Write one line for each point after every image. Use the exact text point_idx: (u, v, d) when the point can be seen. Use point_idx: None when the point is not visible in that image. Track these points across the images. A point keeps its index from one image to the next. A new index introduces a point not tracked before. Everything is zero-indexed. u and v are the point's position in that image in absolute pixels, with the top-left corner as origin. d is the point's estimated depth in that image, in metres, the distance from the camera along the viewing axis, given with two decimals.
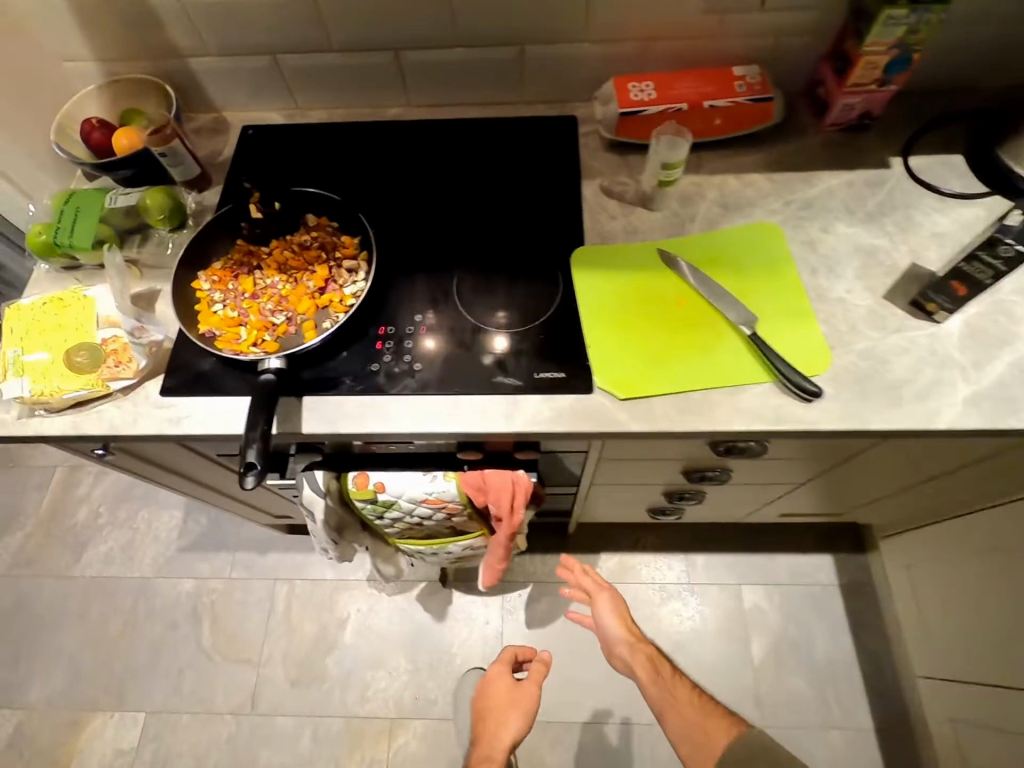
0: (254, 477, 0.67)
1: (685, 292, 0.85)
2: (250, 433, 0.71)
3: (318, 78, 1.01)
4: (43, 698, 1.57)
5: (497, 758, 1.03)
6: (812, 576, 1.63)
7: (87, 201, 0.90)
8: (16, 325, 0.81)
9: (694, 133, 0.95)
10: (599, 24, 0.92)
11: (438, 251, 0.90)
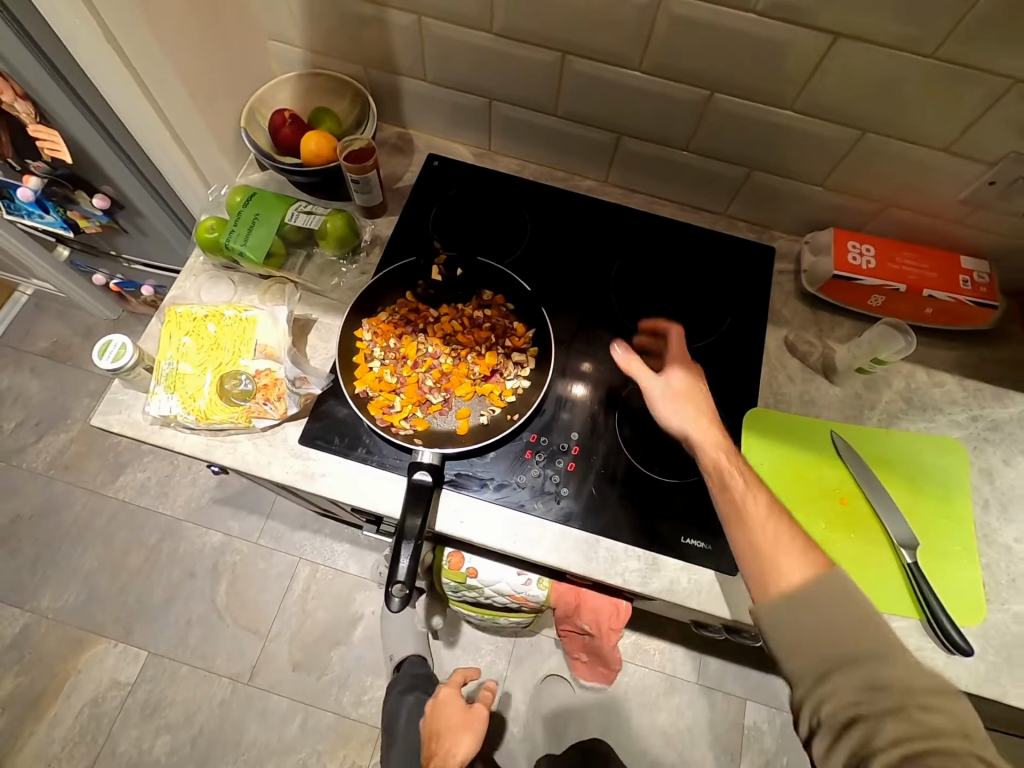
0: (400, 603, 0.63)
1: (850, 488, 0.81)
2: (399, 545, 0.67)
3: (525, 132, 0.95)
4: (54, 608, 1.59)
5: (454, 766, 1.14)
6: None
7: (266, 207, 0.85)
8: (174, 331, 0.78)
9: (900, 314, 0.89)
10: (841, 178, 0.85)
11: (605, 364, 0.86)
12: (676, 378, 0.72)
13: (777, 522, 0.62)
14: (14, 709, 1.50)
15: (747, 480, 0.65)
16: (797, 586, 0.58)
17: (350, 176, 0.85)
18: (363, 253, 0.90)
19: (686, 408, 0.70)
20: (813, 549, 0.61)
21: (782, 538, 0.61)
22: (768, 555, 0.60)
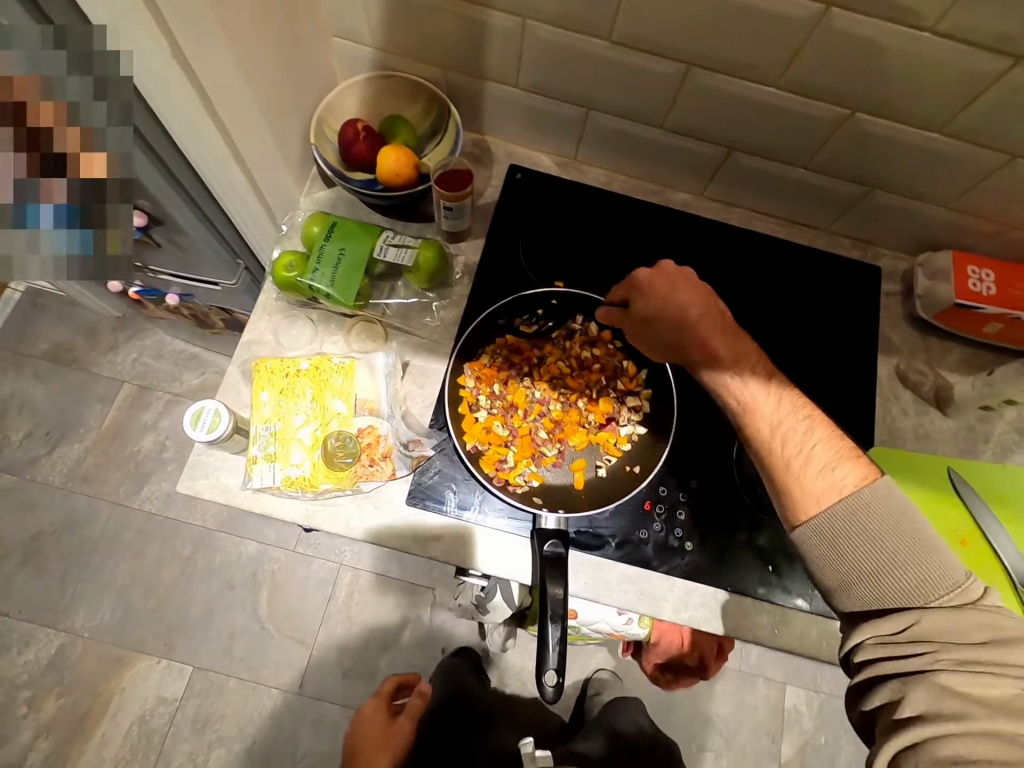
0: (555, 693, 0.62)
1: (971, 528, 0.79)
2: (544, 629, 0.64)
3: (620, 143, 0.86)
4: (90, 627, 1.54)
5: None
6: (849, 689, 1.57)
7: (352, 239, 0.77)
8: (268, 389, 0.71)
9: (1015, 340, 0.85)
10: (969, 200, 0.80)
11: (718, 404, 0.82)
12: (679, 285, 0.68)
13: (800, 435, 0.61)
14: (60, 730, 1.47)
15: (750, 383, 0.65)
16: (843, 501, 0.56)
17: (445, 203, 0.77)
18: (452, 283, 0.83)
19: (691, 299, 0.67)
20: (850, 462, 0.59)
21: (814, 457, 0.59)
22: (794, 482, 0.59)
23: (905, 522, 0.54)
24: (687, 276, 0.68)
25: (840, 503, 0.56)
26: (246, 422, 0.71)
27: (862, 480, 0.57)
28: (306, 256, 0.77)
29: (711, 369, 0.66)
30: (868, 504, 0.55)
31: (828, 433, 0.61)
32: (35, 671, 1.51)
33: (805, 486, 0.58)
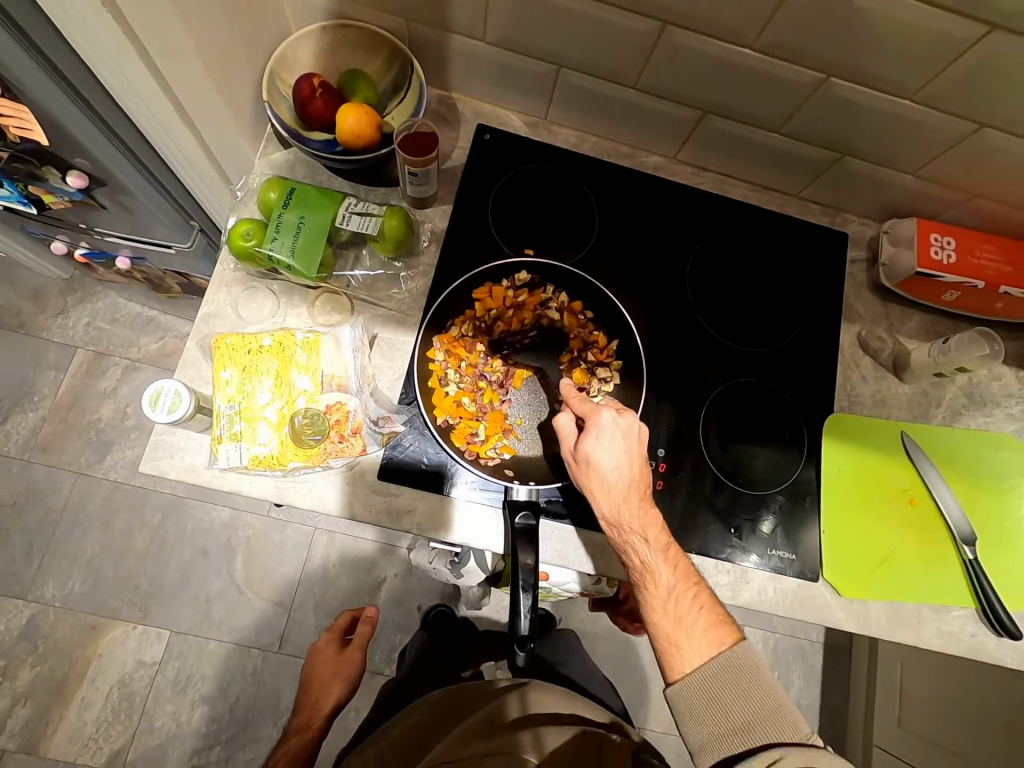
0: (528, 657, 0.65)
1: (917, 488, 0.83)
2: (515, 598, 0.65)
3: (593, 102, 0.83)
4: (61, 597, 1.53)
5: (315, 725, 1.05)
6: (804, 631, 1.67)
7: (313, 206, 0.73)
8: (231, 366, 0.69)
9: (969, 307, 0.88)
10: (934, 168, 0.81)
11: (685, 373, 0.84)
12: (609, 440, 0.66)
13: (678, 601, 0.65)
14: (39, 697, 1.48)
15: (654, 556, 0.65)
16: (697, 671, 0.63)
17: (410, 169, 0.73)
18: (420, 252, 0.80)
19: (621, 454, 0.66)
20: (716, 627, 0.65)
21: (684, 619, 0.64)
22: (672, 642, 0.64)
23: (761, 679, 0.62)
24: (609, 467, 0.65)
25: (701, 670, 0.63)
26: (208, 400, 0.70)
27: (724, 645, 0.64)
28: (263, 224, 0.73)
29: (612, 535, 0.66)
30: (723, 667, 0.63)
31: (702, 599, 0.66)
32: (7, 641, 1.50)
33: (678, 648, 0.64)
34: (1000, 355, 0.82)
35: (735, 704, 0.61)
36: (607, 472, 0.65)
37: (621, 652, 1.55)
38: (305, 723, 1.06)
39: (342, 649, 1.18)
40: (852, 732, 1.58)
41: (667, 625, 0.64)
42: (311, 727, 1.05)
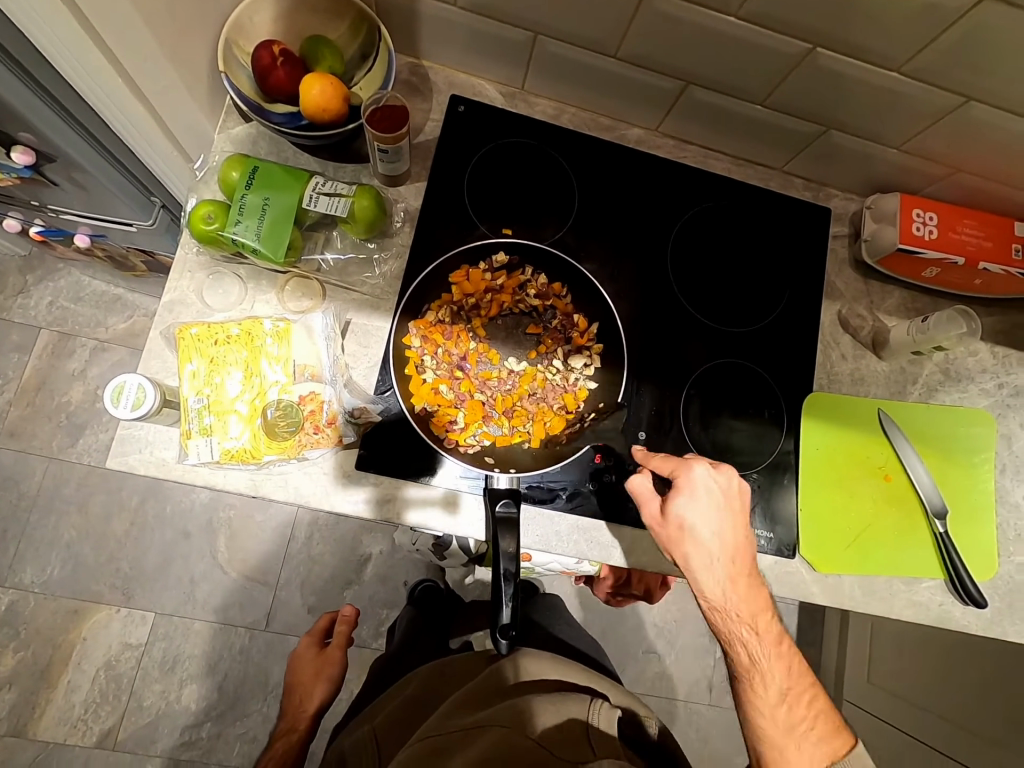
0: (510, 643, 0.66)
1: (892, 464, 0.85)
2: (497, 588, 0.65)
3: (572, 72, 0.80)
4: (41, 583, 1.51)
5: (302, 726, 1.07)
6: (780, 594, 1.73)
7: (278, 186, 0.69)
8: (197, 357, 0.67)
9: (947, 282, 0.88)
10: (918, 142, 0.79)
11: (666, 354, 0.83)
12: (703, 503, 0.64)
13: (789, 705, 0.62)
14: (24, 681, 1.48)
15: (766, 653, 0.63)
16: None
17: (380, 146, 0.70)
18: (393, 232, 0.77)
19: (722, 528, 0.64)
20: (827, 735, 0.63)
21: (795, 725, 0.62)
22: (780, 748, 0.61)
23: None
24: (708, 538, 0.63)
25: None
26: (175, 392, 0.67)
27: (838, 753, 0.62)
28: (226, 205, 0.69)
29: (718, 619, 0.64)
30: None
31: (810, 703, 0.64)
32: None
33: (787, 751, 0.61)
34: (976, 333, 0.82)
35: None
36: (705, 544, 0.63)
37: (605, 620, 1.59)
38: (291, 727, 1.08)
39: (321, 651, 1.18)
40: (824, 689, 1.65)
41: (773, 729, 0.62)
42: (297, 728, 1.07)
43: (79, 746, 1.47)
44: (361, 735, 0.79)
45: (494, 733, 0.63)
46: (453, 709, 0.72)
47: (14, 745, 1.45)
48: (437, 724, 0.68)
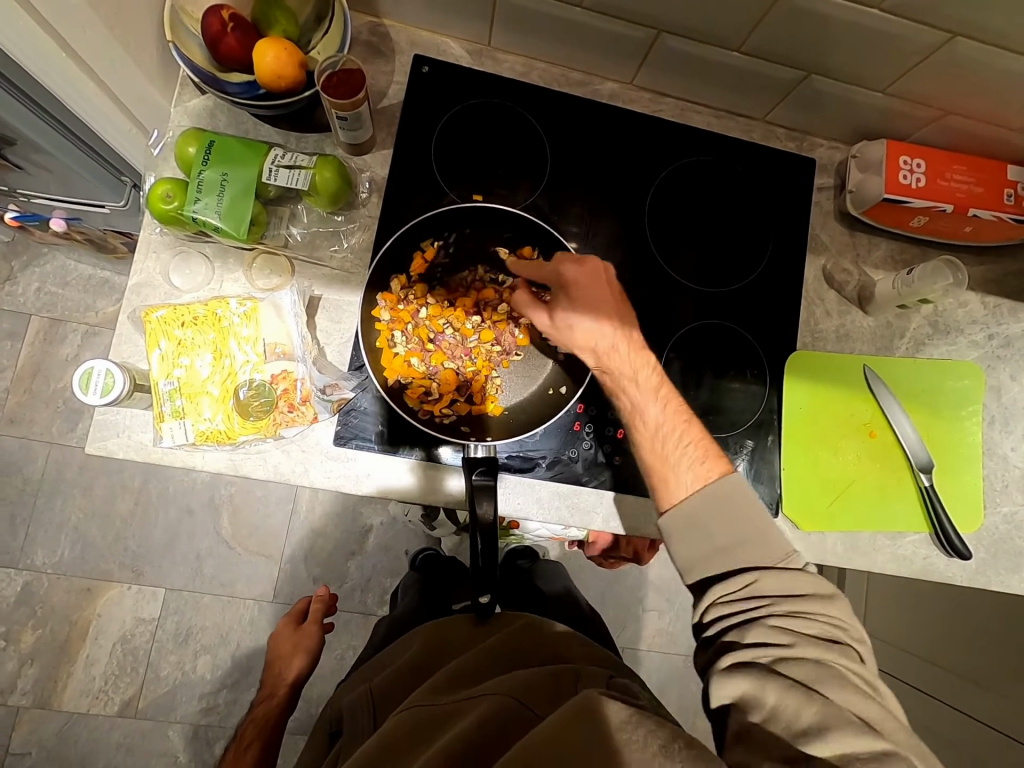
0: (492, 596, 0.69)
1: (878, 420, 0.84)
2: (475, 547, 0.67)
3: (539, 24, 0.76)
4: (52, 564, 1.56)
5: (278, 695, 1.13)
6: None
7: (236, 161, 0.67)
8: (165, 340, 0.66)
9: (935, 232, 0.85)
10: (904, 84, 0.76)
11: (645, 317, 0.81)
12: (578, 289, 0.68)
13: (671, 434, 0.66)
14: (44, 657, 1.54)
15: (645, 393, 0.67)
16: (688, 501, 0.63)
17: (338, 113, 0.67)
18: (359, 203, 0.76)
19: (596, 298, 0.68)
20: (704, 461, 0.65)
21: (671, 452, 0.65)
22: (662, 474, 0.65)
23: (749, 505, 0.62)
24: (583, 312, 0.68)
25: (691, 497, 0.63)
26: (145, 376, 0.67)
27: (714, 475, 0.64)
28: (184, 182, 0.68)
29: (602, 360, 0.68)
30: (715, 494, 0.62)
31: (695, 434, 0.66)
32: (5, 609, 1.54)
33: (669, 478, 0.64)
34: (962, 283, 0.80)
35: (725, 526, 0.62)
36: (581, 317, 0.67)
37: (604, 582, 1.62)
38: (266, 693, 1.14)
39: (297, 626, 1.21)
40: None
41: (666, 464, 0.65)
42: (276, 696, 1.12)
43: (102, 715, 1.53)
44: (355, 697, 0.80)
45: (486, 701, 0.65)
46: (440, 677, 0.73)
47: (41, 716, 1.52)
48: (424, 693, 0.70)
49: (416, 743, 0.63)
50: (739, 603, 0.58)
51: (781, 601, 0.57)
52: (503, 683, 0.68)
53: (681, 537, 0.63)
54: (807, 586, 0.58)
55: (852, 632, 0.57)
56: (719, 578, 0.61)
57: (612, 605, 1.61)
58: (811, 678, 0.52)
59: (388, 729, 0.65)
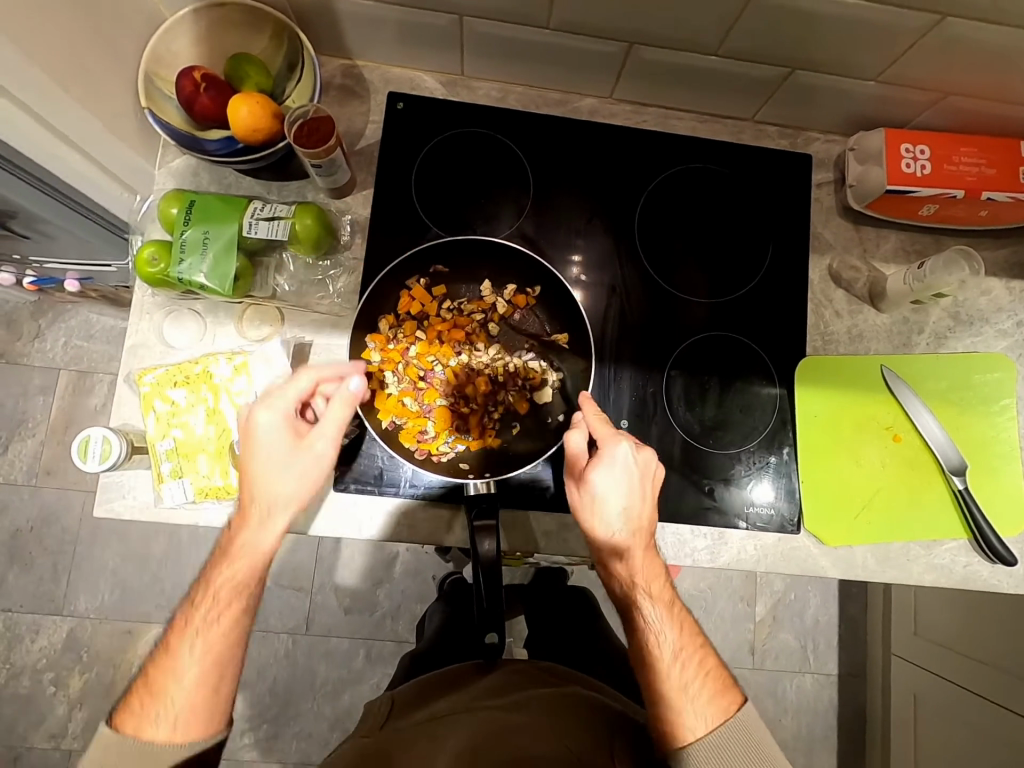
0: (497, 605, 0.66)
1: (901, 422, 0.79)
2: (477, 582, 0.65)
3: (511, 49, 0.75)
4: (94, 608, 1.58)
5: None
6: None
7: (217, 219, 0.68)
8: (161, 401, 0.67)
9: (946, 219, 0.81)
10: (897, 70, 0.72)
11: (642, 333, 0.79)
12: (618, 474, 0.62)
13: (682, 667, 0.62)
14: (93, 700, 1.56)
15: (652, 614, 0.63)
16: (700, 739, 0.59)
17: (312, 162, 0.68)
18: (343, 246, 0.76)
19: (631, 497, 0.62)
20: (720, 695, 0.62)
21: (686, 686, 0.61)
22: (671, 711, 0.60)
23: (759, 747, 0.59)
24: (612, 509, 0.62)
25: (705, 738, 0.59)
26: (142, 437, 0.68)
27: (730, 714, 0.61)
28: (169, 242, 0.69)
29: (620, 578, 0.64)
30: (727, 741, 0.59)
31: (707, 664, 0.63)
32: (52, 654, 1.56)
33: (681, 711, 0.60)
34: (979, 275, 0.76)
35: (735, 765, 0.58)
36: (609, 515, 0.62)
37: None
38: None
39: None
40: (870, 642, 1.60)
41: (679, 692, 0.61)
42: None
43: None
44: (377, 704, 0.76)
45: (519, 722, 0.64)
46: (468, 691, 0.71)
47: None
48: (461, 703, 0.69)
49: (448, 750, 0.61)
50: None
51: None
52: (536, 709, 0.66)
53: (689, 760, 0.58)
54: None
55: None
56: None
57: None
58: None
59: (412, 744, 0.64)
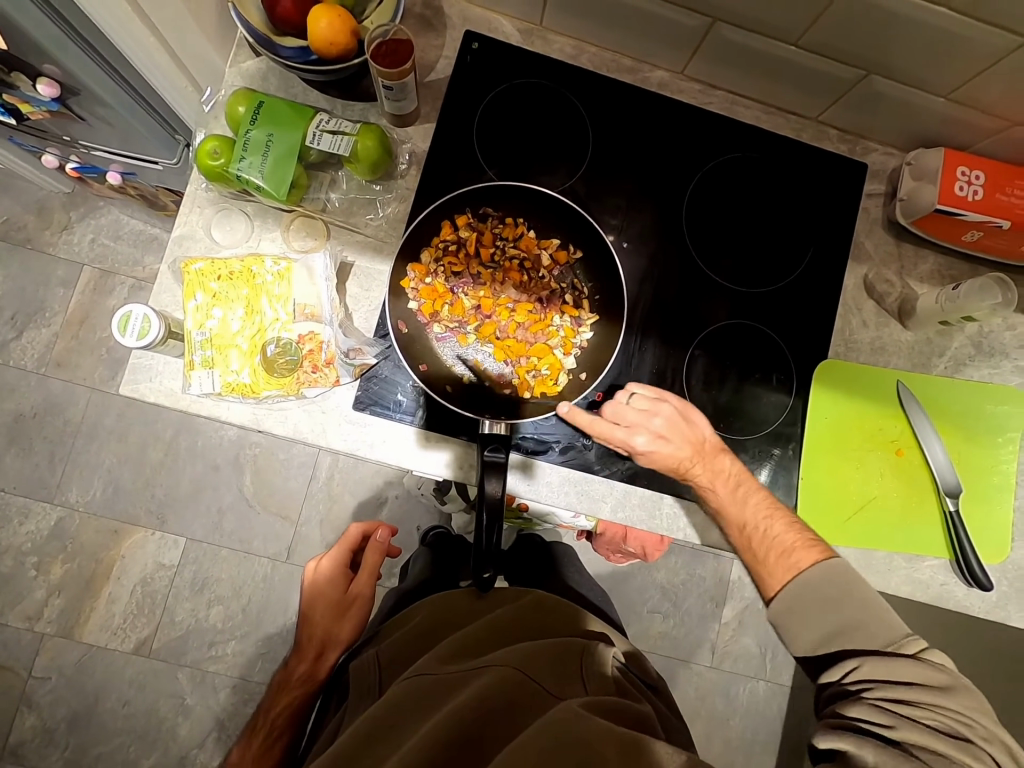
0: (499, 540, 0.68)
1: (906, 440, 0.81)
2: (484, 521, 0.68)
3: (594, 8, 0.75)
4: (84, 502, 1.60)
5: (321, 678, 0.89)
6: None
7: (282, 124, 0.69)
8: (201, 292, 0.70)
9: (987, 248, 0.82)
10: (969, 91, 0.73)
11: (674, 311, 0.80)
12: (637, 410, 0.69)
13: (762, 531, 0.68)
14: (70, 590, 1.58)
15: (724, 494, 0.70)
16: (790, 590, 0.65)
17: (385, 81, 0.69)
18: (398, 174, 0.77)
19: (658, 419, 0.69)
20: (806, 548, 0.66)
21: (770, 548, 0.67)
22: (762, 569, 0.67)
23: (844, 593, 0.62)
24: (648, 432, 0.69)
25: (794, 588, 0.64)
26: (180, 326, 0.71)
27: (812, 562, 0.65)
28: (231, 140, 0.70)
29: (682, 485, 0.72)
30: (817, 584, 0.63)
31: (790, 524, 0.68)
32: (38, 540, 1.59)
33: (771, 567, 0.67)
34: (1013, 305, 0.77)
35: (819, 616, 0.63)
36: (644, 438, 0.69)
37: (615, 577, 1.57)
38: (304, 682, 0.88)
39: (281, 683, 0.90)
40: None
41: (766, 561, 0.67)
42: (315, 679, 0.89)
43: (118, 650, 1.57)
44: (363, 661, 0.81)
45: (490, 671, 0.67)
46: (448, 645, 0.75)
47: (63, 645, 1.56)
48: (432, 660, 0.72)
49: (418, 712, 0.65)
50: (844, 685, 0.59)
51: (890, 685, 0.57)
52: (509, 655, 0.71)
53: (792, 619, 0.64)
54: (916, 674, 0.57)
55: (981, 728, 0.54)
56: (835, 661, 0.61)
57: (623, 602, 1.57)
58: (916, 748, 0.53)
59: (398, 690, 0.68)
